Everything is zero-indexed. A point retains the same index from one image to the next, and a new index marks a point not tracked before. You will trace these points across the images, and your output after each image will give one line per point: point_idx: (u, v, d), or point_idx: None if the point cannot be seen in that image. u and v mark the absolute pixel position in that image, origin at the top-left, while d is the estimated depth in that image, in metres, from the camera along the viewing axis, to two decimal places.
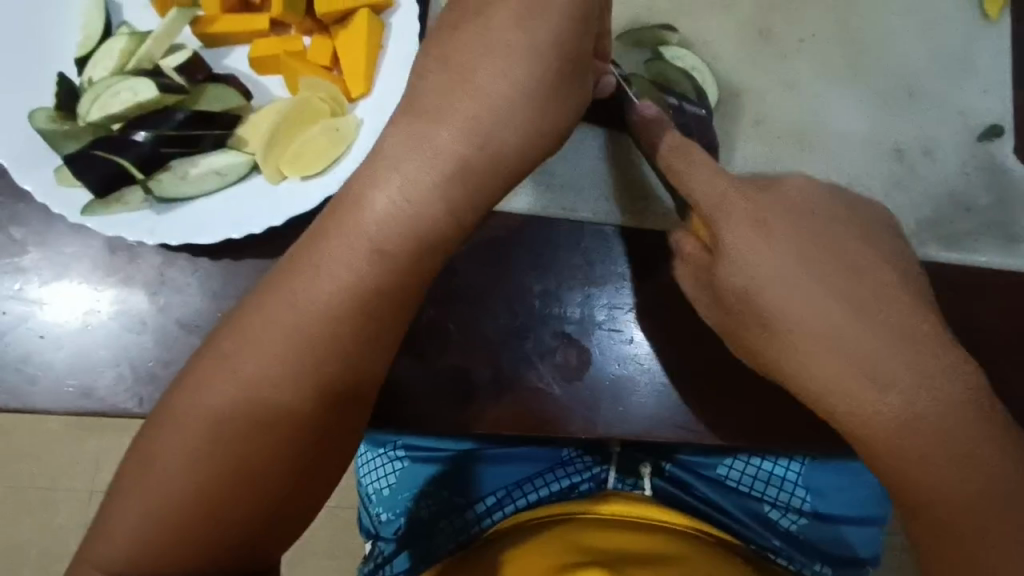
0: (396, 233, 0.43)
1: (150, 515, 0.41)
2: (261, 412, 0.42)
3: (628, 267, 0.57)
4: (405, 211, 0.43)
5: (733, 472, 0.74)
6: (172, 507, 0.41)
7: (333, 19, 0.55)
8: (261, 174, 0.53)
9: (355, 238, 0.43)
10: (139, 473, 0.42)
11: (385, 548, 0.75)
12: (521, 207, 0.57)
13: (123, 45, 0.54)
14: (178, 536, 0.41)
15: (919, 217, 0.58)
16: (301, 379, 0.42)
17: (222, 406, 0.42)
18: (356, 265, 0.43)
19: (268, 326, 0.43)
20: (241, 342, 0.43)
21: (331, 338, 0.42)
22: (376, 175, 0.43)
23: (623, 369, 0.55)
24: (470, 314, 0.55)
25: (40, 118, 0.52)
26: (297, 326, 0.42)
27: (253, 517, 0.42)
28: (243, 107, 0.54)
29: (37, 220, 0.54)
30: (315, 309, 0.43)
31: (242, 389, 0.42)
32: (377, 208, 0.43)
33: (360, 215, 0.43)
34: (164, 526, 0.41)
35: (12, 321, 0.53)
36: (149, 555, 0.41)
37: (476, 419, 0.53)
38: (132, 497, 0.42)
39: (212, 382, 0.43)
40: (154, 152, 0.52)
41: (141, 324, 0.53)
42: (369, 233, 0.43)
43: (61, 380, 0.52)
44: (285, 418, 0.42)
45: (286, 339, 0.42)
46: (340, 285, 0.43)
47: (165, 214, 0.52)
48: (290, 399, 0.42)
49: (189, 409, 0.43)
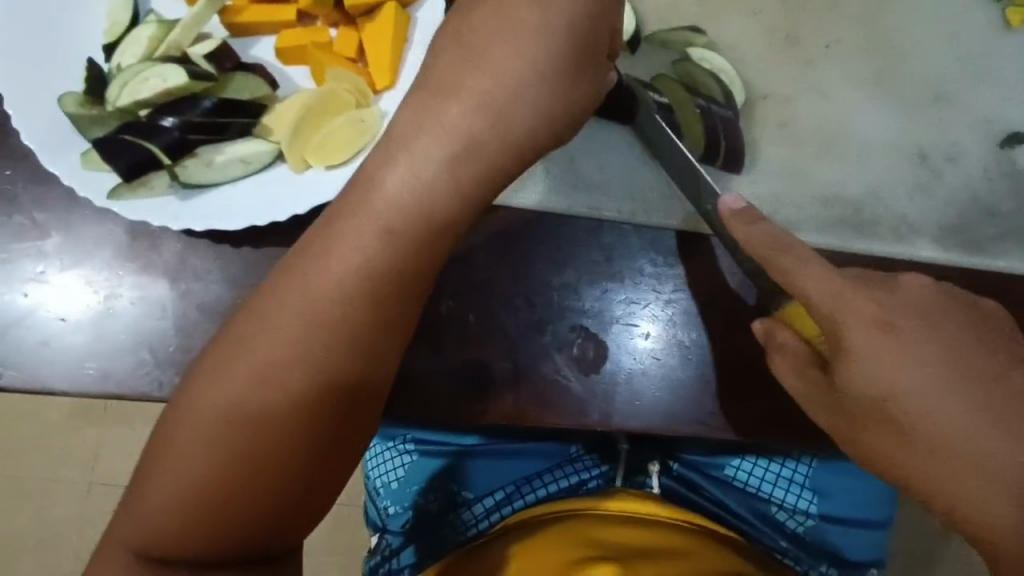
0: (408, 213, 0.43)
1: (169, 497, 0.42)
2: (280, 395, 0.42)
3: (646, 263, 0.57)
4: (414, 191, 0.43)
5: (740, 473, 0.75)
6: (190, 489, 0.42)
7: (360, 12, 0.55)
8: (285, 164, 0.54)
9: (361, 219, 0.43)
10: (161, 454, 0.43)
11: (393, 540, 0.75)
12: (542, 202, 0.58)
13: (151, 33, 0.54)
14: (202, 518, 0.42)
15: (943, 223, 0.58)
16: (314, 363, 0.42)
17: (235, 389, 0.42)
18: (368, 250, 0.43)
19: (277, 307, 0.43)
20: (258, 325, 0.43)
21: (341, 320, 0.43)
22: (387, 157, 0.44)
23: (639, 363, 0.55)
24: (488, 307, 0.55)
25: (69, 103, 0.52)
26: (305, 309, 0.43)
27: (269, 503, 0.42)
28: (268, 97, 0.54)
29: (59, 204, 0.55)
30: (326, 292, 0.43)
31: (258, 372, 0.42)
32: (387, 188, 0.43)
33: (372, 197, 0.43)
34: (188, 508, 0.42)
35: (33, 305, 0.53)
36: (165, 535, 0.42)
37: (493, 410, 0.54)
38: (153, 478, 0.42)
39: (222, 363, 0.43)
40: (181, 139, 0.52)
41: (162, 309, 0.53)
42: (378, 214, 0.43)
43: (80, 363, 0.52)
44: (304, 405, 0.43)
45: (294, 319, 0.43)
46: (344, 268, 0.43)
47: (189, 200, 0.52)
48: (304, 383, 0.42)
49: (206, 391, 0.43)
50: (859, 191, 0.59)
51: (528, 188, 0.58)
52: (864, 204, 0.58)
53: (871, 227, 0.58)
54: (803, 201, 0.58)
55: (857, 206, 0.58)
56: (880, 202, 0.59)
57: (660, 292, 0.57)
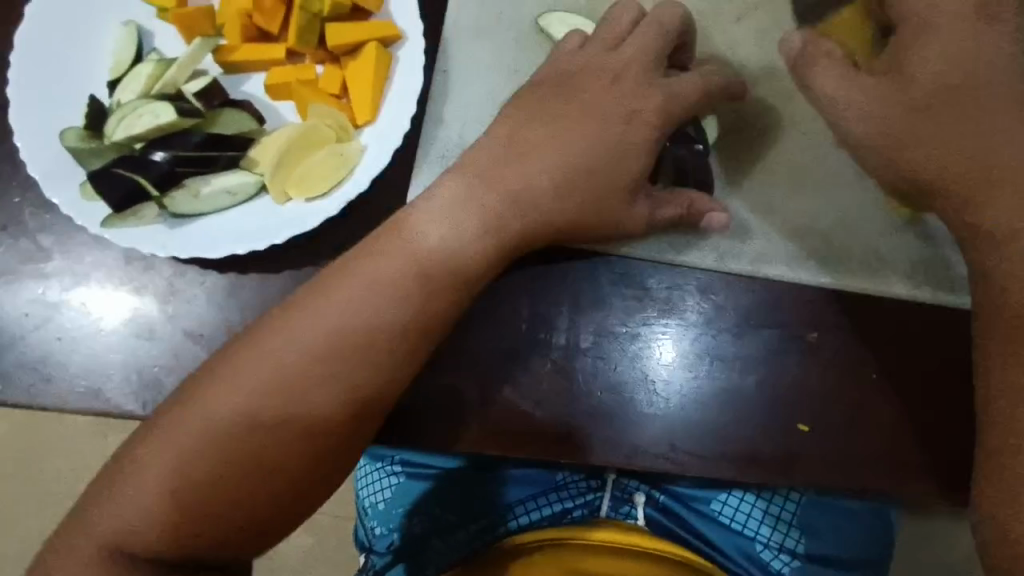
0: (437, 254, 0.51)
1: (146, 511, 0.46)
2: (285, 407, 0.47)
3: (615, 296, 0.58)
4: (448, 240, 0.52)
5: (725, 508, 0.75)
6: (167, 502, 0.46)
7: (343, 51, 0.58)
8: (268, 195, 0.56)
9: (391, 248, 0.51)
10: (146, 466, 0.47)
11: (377, 561, 0.77)
12: None
13: (150, 71, 0.57)
14: (177, 528, 0.46)
15: (912, 258, 0.58)
16: (314, 381, 0.48)
17: (245, 397, 0.47)
18: (395, 285, 0.50)
19: (303, 320, 0.49)
20: (276, 332, 0.49)
21: (356, 342, 0.49)
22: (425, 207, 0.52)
23: (606, 396, 0.56)
24: (460, 335, 0.57)
25: (70, 137, 0.56)
26: (317, 330, 0.49)
27: (247, 513, 0.47)
28: (254, 131, 0.57)
29: (63, 229, 0.58)
30: (343, 308, 0.49)
31: (262, 386, 0.48)
32: (425, 234, 0.52)
33: (402, 235, 0.51)
34: (164, 521, 0.46)
35: (31, 325, 0.57)
36: (141, 548, 0.45)
37: (459, 438, 0.55)
38: (139, 487, 0.46)
39: (230, 370, 0.48)
40: (171, 171, 0.55)
41: (150, 331, 0.56)
42: (413, 248, 0.51)
43: (72, 381, 0.56)
44: (308, 420, 0.48)
45: (313, 332, 0.49)
46: (359, 290, 0.50)
47: (177, 228, 0.55)
48: (309, 397, 0.48)
49: (215, 397, 0.48)
50: (831, 224, 0.59)
51: None
52: (836, 238, 0.59)
53: (841, 261, 0.58)
54: (773, 236, 0.59)
55: (828, 241, 0.59)
56: (851, 236, 0.59)
57: (629, 325, 0.57)
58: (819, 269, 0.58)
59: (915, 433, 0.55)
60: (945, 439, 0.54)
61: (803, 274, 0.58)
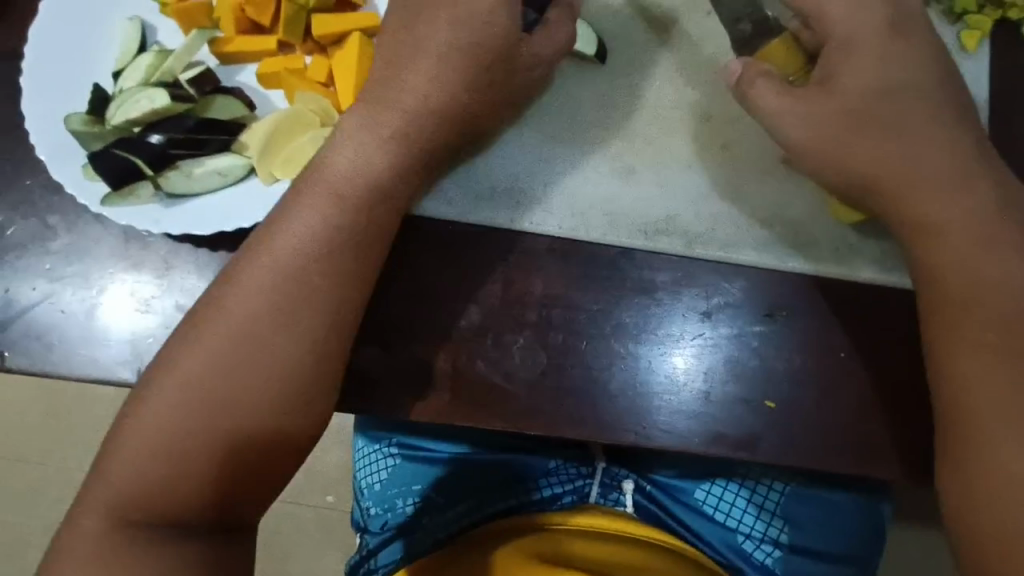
0: (351, 181, 0.53)
1: (136, 467, 0.49)
2: (272, 362, 0.50)
3: (589, 277, 0.58)
4: (355, 167, 0.53)
5: (710, 497, 0.76)
6: (155, 457, 0.49)
7: (329, 41, 0.61)
8: (257, 177, 0.59)
9: (317, 188, 0.53)
10: (134, 424, 0.49)
11: (370, 540, 0.79)
12: (454, 215, 0.59)
13: (150, 60, 0.61)
14: (167, 483, 0.49)
15: (877, 246, 0.58)
16: (293, 352, 0.51)
17: (235, 349, 0.50)
18: (368, 245, 0.53)
19: (279, 267, 0.51)
20: (238, 285, 0.51)
21: (332, 301, 0.51)
22: (334, 141, 0.54)
23: (578, 371, 0.57)
24: (434, 312, 0.58)
25: (74, 122, 0.59)
26: (300, 297, 0.51)
27: (236, 471, 0.50)
28: (246, 116, 0.61)
29: (68, 209, 0.62)
30: (285, 250, 0.52)
31: (234, 344, 0.50)
32: (336, 164, 0.53)
33: (323, 171, 0.53)
34: (161, 478, 0.49)
35: (37, 298, 0.61)
36: (132, 499, 0.48)
37: (432, 411, 0.57)
38: (131, 449, 0.49)
39: (217, 318, 0.51)
40: (163, 152, 0.59)
41: (146, 304, 0.60)
42: (331, 184, 0.52)
43: (73, 349, 0.59)
44: (296, 382, 0.51)
45: (286, 280, 0.51)
46: (296, 235, 0.52)
47: (171, 207, 0.58)
48: (288, 360, 0.50)
49: (207, 354, 0.50)
50: (798, 212, 0.59)
51: (441, 195, 0.60)
52: (803, 225, 0.59)
53: (809, 248, 0.58)
54: (743, 224, 0.59)
55: (797, 227, 0.58)
56: (818, 223, 0.59)
57: (602, 305, 0.58)
58: (781, 252, 0.58)
59: (884, 413, 0.55)
60: (913, 416, 0.55)
61: (772, 262, 0.58)
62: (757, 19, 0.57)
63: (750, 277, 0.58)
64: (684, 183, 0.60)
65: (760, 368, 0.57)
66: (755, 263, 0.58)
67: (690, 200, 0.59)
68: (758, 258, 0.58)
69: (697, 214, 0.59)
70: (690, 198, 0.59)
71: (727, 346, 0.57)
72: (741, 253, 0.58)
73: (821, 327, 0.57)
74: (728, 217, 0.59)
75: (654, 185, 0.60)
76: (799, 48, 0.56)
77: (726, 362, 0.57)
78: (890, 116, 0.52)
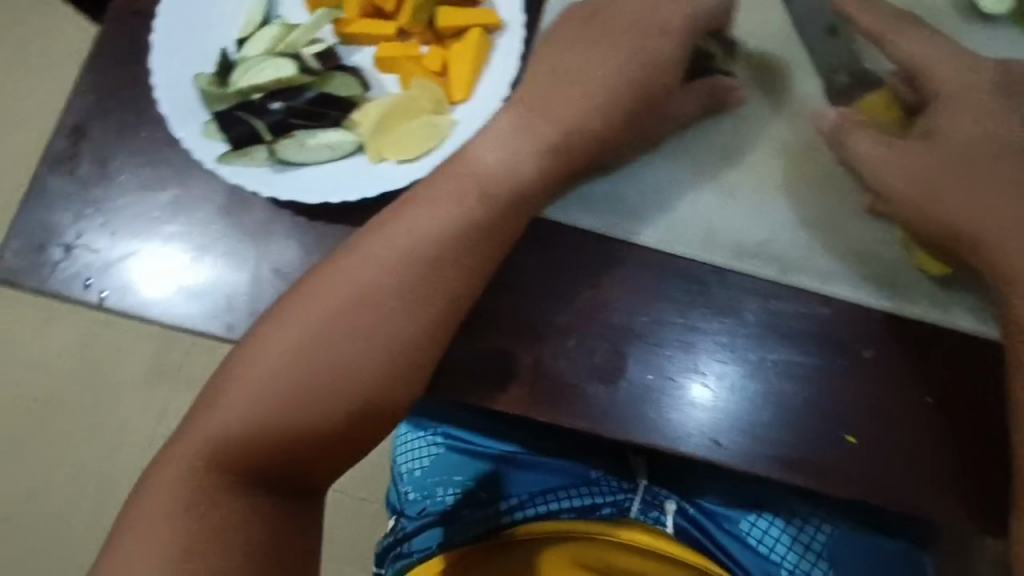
0: (498, 180, 0.55)
1: (234, 414, 0.51)
2: (372, 329, 0.52)
3: (677, 290, 0.59)
4: (507, 165, 0.56)
5: (754, 530, 0.75)
6: (255, 408, 0.51)
7: (448, 33, 0.63)
8: (364, 154, 0.61)
9: (463, 182, 0.55)
10: (238, 372, 0.52)
11: (407, 525, 0.79)
12: (572, 219, 0.60)
13: (275, 32, 0.63)
14: (260, 435, 0.51)
15: (972, 297, 0.57)
16: (393, 325, 0.53)
17: (341, 315, 0.52)
18: (475, 237, 0.55)
19: (404, 244, 0.54)
20: (361, 254, 0.54)
21: (436, 282, 0.53)
22: (485, 137, 0.57)
23: (655, 380, 0.58)
24: (521, 306, 0.59)
25: (201, 81, 0.63)
26: (406, 274, 0.53)
27: (320, 435, 0.51)
28: (360, 96, 0.63)
29: (180, 164, 0.64)
30: (415, 233, 0.54)
31: (345, 310, 0.52)
32: (487, 161, 0.56)
33: (468, 163, 0.56)
34: (251, 428, 0.51)
35: (140, 245, 0.63)
36: (225, 445, 0.51)
37: (509, 403, 0.58)
38: (229, 398, 0.51)
39: (336, 280, 0.53)
40: (283, 120, 0.62)
41: (243, 264, 0.62)
42: (478, 177, 0.55)
43: (168, 298, 0.61)
44: (393, 355, 0.52)
45: (406, 259, 0.53)
46: (434, 220, 0.54)
47: (281, 173, 0.60)
48: (390, 334, 0.52)
49: (310, 313, 0.53)
50: (892, 251, 0.59)
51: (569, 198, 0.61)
52: (897, 265, 0.58)
53: (901, 290, 0.58)
54: (837, 257, 0.59)
55: (891, 267, 0.58)
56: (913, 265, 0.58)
57: (688, 319, 0.59)
58: (871, 289, 0.58)
59: (960, 463, 0.55)
60: (985, 471, 0.55)
61: (862, 299, 0.58)
62: (855, 72, 0.60)
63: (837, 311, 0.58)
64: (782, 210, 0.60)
65: (838, 401, 0.57)
66: (844, 297, 0.58)
67: (785, 228, 0.60)
68: (849, 293, 0.58)
69: (790, 241, 0.59)
70: (786, 225, 0.60)
71: (806, 374, 0.57)
72: (831, 285, 0.58)
73: (904, 369, 0.56)
74: (821, 249, 0.59)
75: (749, 207, 0.60)
76: (898, 107, 0.58)
77: (803, 390, 0.57)
78: (988, 176, 0.53)
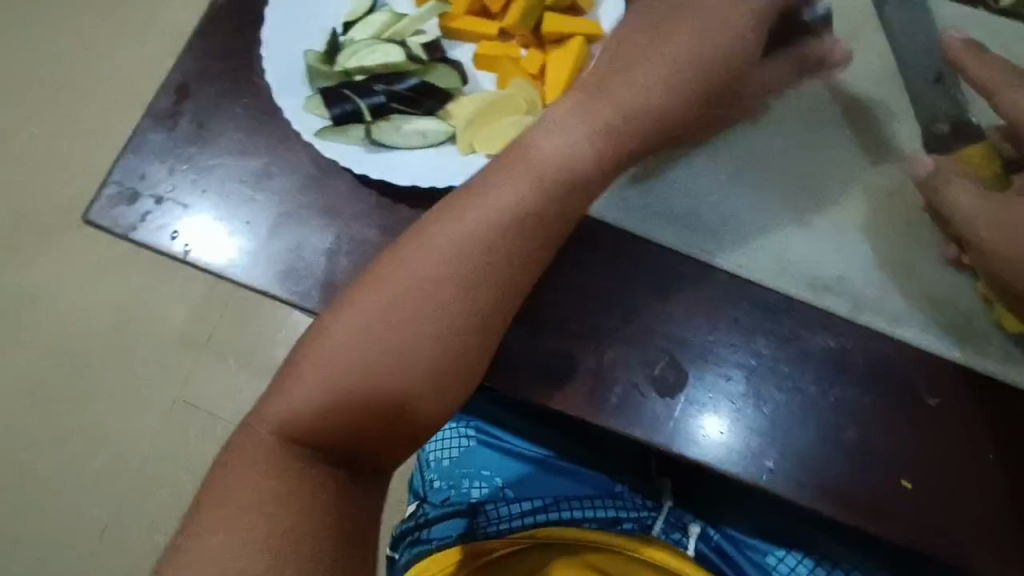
0: (557, 169, 0.55)
1: (298, 380, 0.51)
2: (432, 310, 0.52)
3: (740, 314, 0.60)
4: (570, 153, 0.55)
5: (780, 565, 0.74)
6: (316, 377, 0.51)
7: (550, 39, 0.65)
8: (455, 145, 0.63)
9: (528, 172, 0.54)
10: (308, 338, 0.53)
11: (429, 511, 0.78)
12: (620, 222, 0.62)
13: (384, 19, 0.66)
14: (313, 406, 0.50)
15: None
16: (459, 312, 0.52)
17: (405, 295, 0.52)
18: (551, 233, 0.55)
19: (473, 232, 0.53)
20: (428, 239, 0.54)
21: (502, 273, 0.53)
22: (553, 127, 0.56)
23: (711, 398, 0.58)
24: (588, 312, 0.60)
25: (309, 58, 0.65)
26: (477, 261, 0.53)
27: (370, 416, 0.50)
28: (458, 90, 0.65)
29: (273, 133, 0.67)
30: (484, 220, 0.53)
31: (408, 291, 0.52)
32: (549, 150, 0.55)
33: (531, 153, 0.55)
34: (308, 398, 0.50)
35: (226, 203, 0.65)
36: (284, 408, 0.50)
37: (565, 404, 0.58)
38: (300, 361, 0.51)
39: (403, 263, 0.53)
40: (385, 104, 0.64)
41: (319, 232, 0.63)
42: (539, 168, 0.54)
43: (248, 257, 0.64)
44: (455, 342, 0.52)
45: (473, 246, 0.53)
46: (499, 207, 0.54)
47: (373, 152, 0.62)
48: (454, 319, 0.52)
49: (378, 292, 0.52)
50: (961, 302, 0.59)
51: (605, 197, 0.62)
52: (966, 316, 0.59)
53: (969, 339, 0.58)
54: (908, 300, 0.59)
55: (960, 317, 0.59)
56: (982, 319, 0.59)
57: (749, 343, 0.59)
58: (939, 334, 0.58)
59: (1009, 523, 0.54)
60: None
61: (930, 343, 0.58)
62: (956, 123, 0.60)
63: (903, 356, 0.58)
64: (856, 249, 0.61)
65: (893, 444, 0.57)
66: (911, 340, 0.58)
67: (858, 266, 0.60)
68: (917, 336, 0.58)
69: (861, 279, 0.60)
70: (858, 263, 0.60)
71: (863, 413, 0.57)
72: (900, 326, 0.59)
73: (962, 422, 0.56)
74: (891, 289, 0.60)
75: (825, 242, 0.61)
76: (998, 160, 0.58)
77: (860, 429, 0.57)
78: None
